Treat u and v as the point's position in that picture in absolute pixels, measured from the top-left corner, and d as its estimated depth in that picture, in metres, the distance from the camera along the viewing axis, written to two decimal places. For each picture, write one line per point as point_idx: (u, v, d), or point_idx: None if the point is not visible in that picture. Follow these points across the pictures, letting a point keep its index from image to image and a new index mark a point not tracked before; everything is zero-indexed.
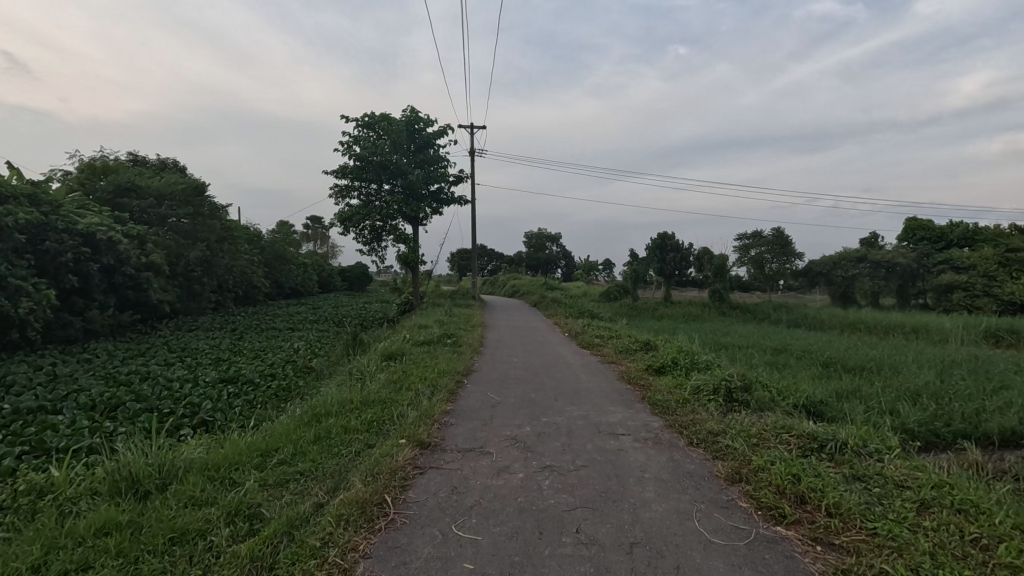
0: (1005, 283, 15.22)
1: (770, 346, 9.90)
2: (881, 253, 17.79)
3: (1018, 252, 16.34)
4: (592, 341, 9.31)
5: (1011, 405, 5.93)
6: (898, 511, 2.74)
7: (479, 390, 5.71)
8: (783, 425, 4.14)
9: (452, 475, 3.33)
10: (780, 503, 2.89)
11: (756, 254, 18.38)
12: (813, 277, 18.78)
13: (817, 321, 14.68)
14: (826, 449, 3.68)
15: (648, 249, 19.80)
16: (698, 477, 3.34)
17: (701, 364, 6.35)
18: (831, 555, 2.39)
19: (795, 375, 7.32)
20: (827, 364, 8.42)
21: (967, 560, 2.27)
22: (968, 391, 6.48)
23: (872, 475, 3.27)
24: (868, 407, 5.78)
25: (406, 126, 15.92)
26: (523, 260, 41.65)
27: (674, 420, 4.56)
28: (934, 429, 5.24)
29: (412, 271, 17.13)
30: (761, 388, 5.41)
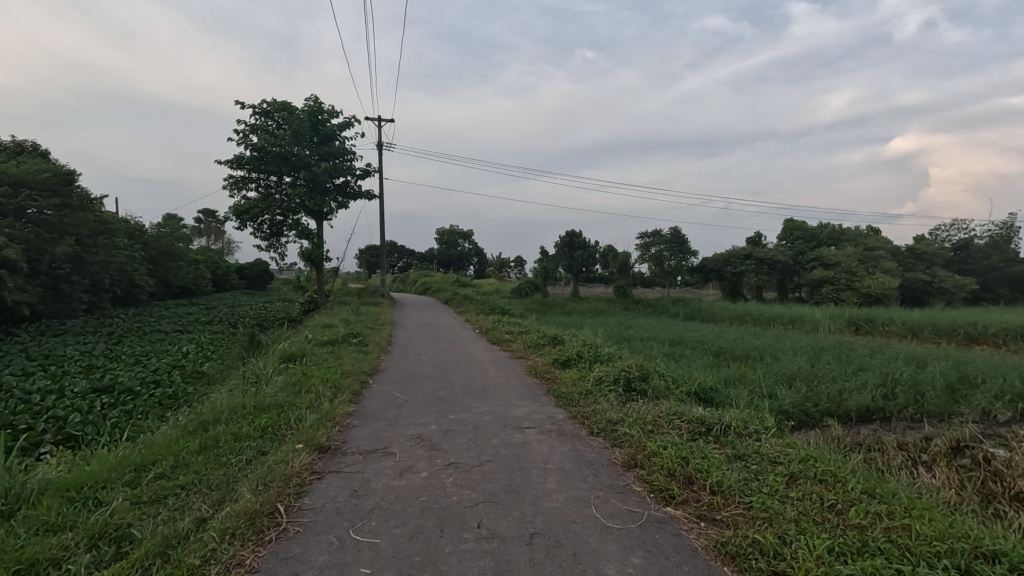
0: (864, 278, 17.25)
1: (668, 338, 10.53)
2: (765, 251, 19.43)
3: (874, 250, 18.56)
4: (502, 337, 9.40)
5: (866, 386, 6.73)
6: (771, 486, 3.01)
7: (385, 390, 5.57)
8: (675, 411, 4.42)
9: (351, 479, 3.22)
10: (670, 485, 3.07)
11: (656, 252, 19.47)
12: (707, 273, 20.18)
13: (710, 314, 15.81)
14: (712, 432, 3.97)
15: (557, 246, 20.24)
16: (597, 465, 3.47)
17: (604, 356, 6.62)
18: (712, 530, 2.58)
19: (690, 365, 7.84)
20: (718, 353, 9.11)
21: (825, 524, 2.54)
22: (833, 374, 7.28)
23: (750, 454, 3.57)
24: (751, 392, 6.32)
25: (309, 116, 15.19)
26: (436, 257, 41.21)
27: (576, 411, 4.71)
28: (805, 410, 5.84)
29: (317, 268, 16.36)
30: (657, 377, 5.74)
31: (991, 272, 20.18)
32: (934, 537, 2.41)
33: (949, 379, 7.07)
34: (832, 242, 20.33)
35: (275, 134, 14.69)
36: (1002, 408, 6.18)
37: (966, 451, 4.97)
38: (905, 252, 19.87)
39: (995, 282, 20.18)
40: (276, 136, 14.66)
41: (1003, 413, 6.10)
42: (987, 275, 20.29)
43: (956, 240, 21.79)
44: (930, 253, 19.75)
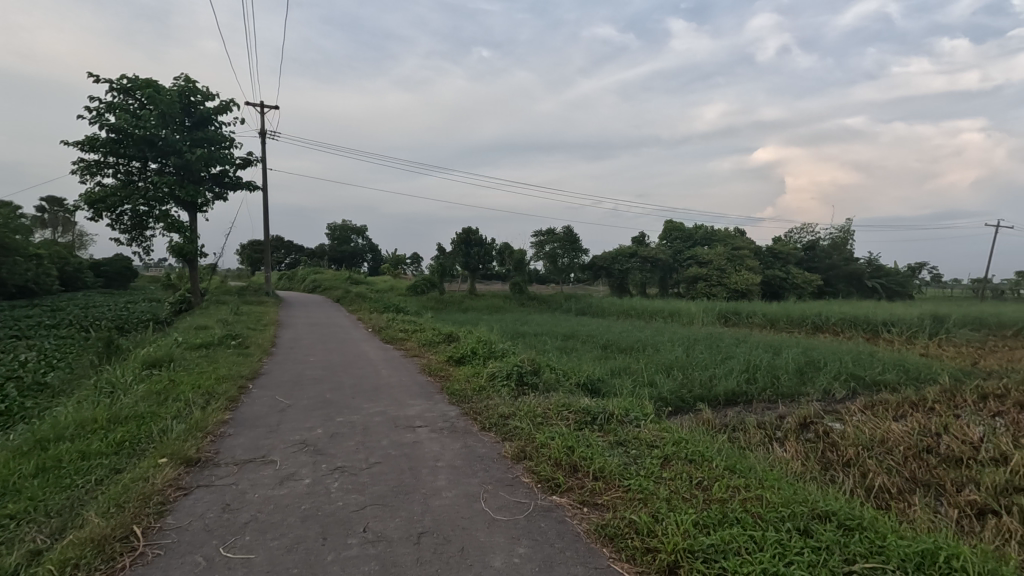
0: (732, 274, 19.07)
1: (560, 333, 10.92)
2: (648, 250, 20.75)
3: (739, 250, 20.59)
4: (396, 336, 9.20)
5: (732, 372, 7.46)
6: (648, 468, 3.23)
7: (267, 395, 5.21)
8: (563, 402, 4.59)
9: (224, 492, 2.97)
10: (556, 474, 3.19)
11: (550, 250, 20.07)
12: (597, 270, 21.31)
13: (599, 308, 16.64)
14: (597, 421, 4.18)
15: (453, 242, 20.10)
16: (488, 459, 3.52)
17: (497, 352, 6.72)
18: (593, 514, 2.72)
19: (580, 358, 8.19)
20: (606, 346, 9.61)
21: (693, 499, 2.77)
22: (704, 362, 7.99)
23: (630, 440, 3.80)
24: (634, 381, 6.75)
25: (179, 97, 13.78)
26: (327, 253, 39.37)
27: (469, 407, 4.74)
28: (681, 396, 6.34)
29: (190, 265, 14.92)
30: (548, 371, 5.93)
31: (832, 270, 23.26)
32: (779, 503, 2.73)
33: (798, 363, 8.03)
34: (705, 241, 22.06)
35: (138, 115, 13.16)
36: (838, 387, 7.14)
37: (810, 426, 5.69)
38: (765, 251, 22.25)
39: (834, 279, 23.27)
40: (139, 116, 13.12)
41: (840, 391, 7.05)
42: (828, 272, 23.35)
43: (806, 241, 24.79)
44: (785, 253, 22.28)
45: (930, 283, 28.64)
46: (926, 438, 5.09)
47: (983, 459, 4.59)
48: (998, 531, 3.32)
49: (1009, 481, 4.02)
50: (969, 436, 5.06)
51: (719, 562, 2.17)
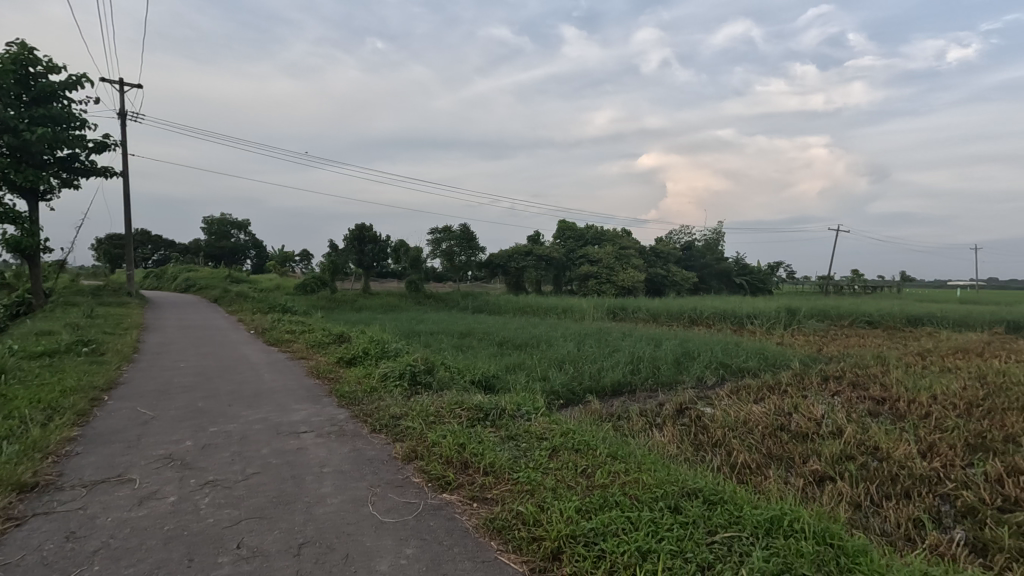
0: (619, 272, 20.23)
1: (457, 331, 10.92)
2: (542, 249, 21.36)
3: (626, 249, 21.88)
4: (281, 338, 8.65)
5: (618, 364, 7.91)
6: (537, 460, 3.33)
7: (125, 407, 4.67)
8: (456, 400, 4.59)
9: (69, 518, 2.62)
10: (446, 472, 3.18)
11: (447, 248, 19.95)
12: (494, 268, 21.55)
13: (496, 306, 16.84)
14: (488, 417, 4.23)
15: (346, 239, 19.37)
16: (377, 462, 3.42)
17: (391, 352, 6.57)
18: (482, 509, 2.75)
19: (475, 355, 8.24)
20: (501, 343, 9.75)
21: (578, 487, 2.90)
22: (594, 355, 8.38)
23: (521, 433, 3.90)
24: (528, 376, 6.92)
25: (12, 67, 11.88)
26: (203, 249, 36.09)
27: (359, 409, 4.58)
28: (572, 388, 6.62)
29: (30, 261, 12.95)
30: (442, 369, 5.90)
31: (706, 268, 25.46)
32: (654, 484, 2.94)
33: (676, 354, 8.69)
34: (596, 241, 23.01)
35: None
36: (709, 374, 7.84)
37: (685, 411, 6.19)
38: (649, 250, 23.80)
39: (708, 276, 25.48)
40: None
41: (711, 378, 7.74)
42: (703, 270, 25.52)
43: (684, 241, 26.90)
44: (666, 252, 23.99)
45: (785, 280, 32.35)
46: (780, 417, 5.74)
47: (823, 432, 5.26)
48: (834, 495, 3.82)
49: (842, 451, 4.65)
50: (813, 414, 5.77)
51: (598, 545, 2.29)
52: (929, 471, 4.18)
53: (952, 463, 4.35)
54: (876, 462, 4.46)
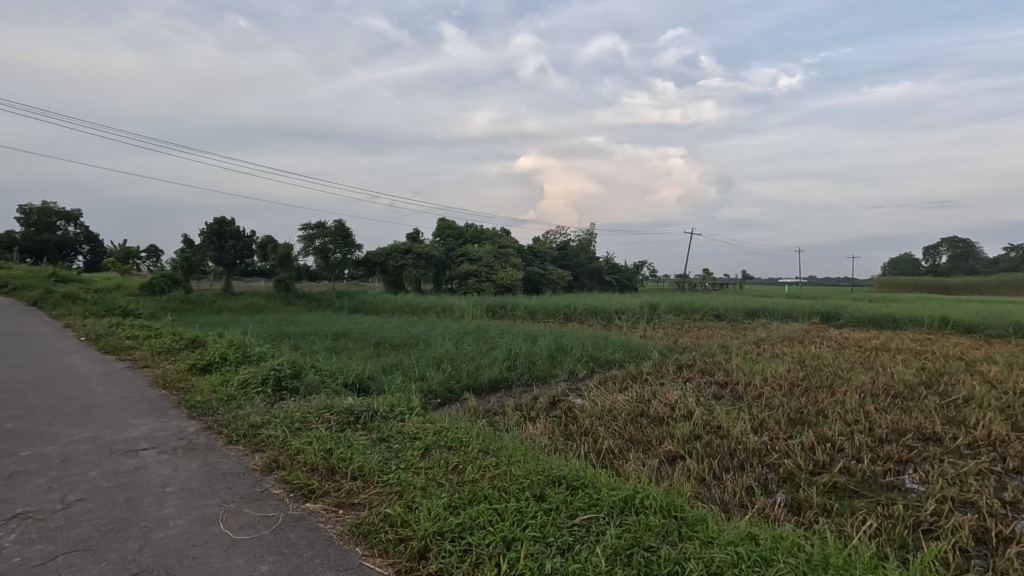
0: (498, 271, 20.71)
1: (331, 332, 10.41)
2: (422, 247, 21.12)
3: (505, 249, 22.39)
4: (120, 344, 7.63)
5: (495, 360, 8.06)
6: (408, 460, 3.28)
7: None
8: (325, 404, 4.38)
9: None
10: (310, 480, 3.02)
11: (320, 245, 18.97)
12: (371, 266, 20.80)
13: (374, 305, 16.35)
14: (359, 420, 4.10)
15: (203, 234, 17.61)
16: (232, 476, 3.16)
17: (253, 356, 6.09)
18: (348, 515, 2.65)
19: (350, 357, 7.93)
20: (378, 343, 9.48)
21: (449, 484, 2.91)
22: (472, 353, 8.48)
23: (393, 435, 3.82)
24: (404, 376, 6.81)
25: None
26: (18, 242, 30.62)
27: (213, 420, 4.19)
28: (449, 387, 6.63)
29: None
30: (311, 373, 5.59)
31: (579, 267, 26.88)
32: (522, 475, 3.05)
33: (551, 349, 9.07)
34: (475, 239, 23.07)
35: None
36: (580, 367, 8.28)
37: (557, 403, 6.48)
38: (527, 249, 24.57)
39: (582, 275, 26.86)
40: None
41: (581, 371, 8.19)
42: (577, 269, 26.84)
43: (559, 241, 28.17)
44: (543, 251, 24.88)
45: (648, 278, 35.13)
46: (641, 404, 6.22)
47: (676, 415, 5.79)
48: (684, 472, 4.23)
49: (691, 431, 5.16)
50: (669, 399, 6.34)
51: (465, 538, 2.33)
52: (759, 444, 4.79)
53: (777, 436, 5.03)
54: (718, 440, 5.01)
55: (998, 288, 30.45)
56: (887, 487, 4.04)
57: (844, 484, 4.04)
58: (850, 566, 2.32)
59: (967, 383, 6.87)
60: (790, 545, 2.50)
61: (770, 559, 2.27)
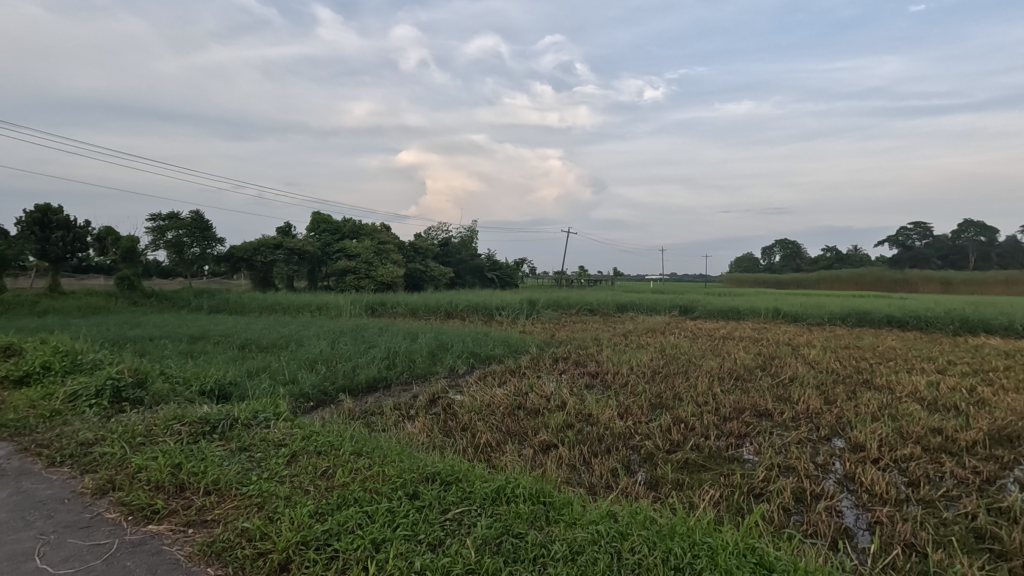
0: (378, 268, 20.37)
1: (186, 334, 9.39)
2: (294, 241, 19.83)
3: (385, 245, 21.82)
4: None
5: (373, 360, 7.82)
6: (272, 469, 3.08)
7: None
8: (175, 414, 3.96)
9: None
10: (154, 499, 2.72)
11: (173, 238, 16.97)
12: (236, 262, 18.96)
13: (238, 304, 15.07)
14: (217, 430, 3.76)
15: (19, 223, 14.75)
16: (54, 503, 2.74)
17: (85, 365, 5.31)
18: (199, 534, 2.43)
19: (209, 361, 7.24)
20: (243, 345, 8.75)
21: (316, 491, 2.78)
22: (348, 352, 8.16)
23: (256, 443, 3.56)
24: (273, 380, 6.36)
25: None
26: None
27: (31, 441, 3.60)
28: (323, 389, 6.32)
29: None
30: (160, 380, 5.02)
31: (462, 264, 26.98)
32: (394, 474, 3.00)
33: (431, 347, 8.99)
34: (353, 235, 22.11)
35: None
36: (460, 364, 8.33)
37: (437, 400, 6.46)
38: (408, 246, 24.13)
39: (464, 272, 26.96)
40: None
41: (462, 367, 8.23)
42: (459, 266, 26.88)
43: (441, 238, 28.06)
44: (424, 247, 24.57)
45: (528, 275, 36.21)
46: (518, 397, 6.40)
47: (552, 406, 6.05)
48: (557, 461, 4.43)
49: (564, 421, 5.42)
50: (545, 391, 6.59)
51: (332, 545, 2.24)
52: (624, 429, 5.16)
53: (639, 420, 5.46)
54: (588, 426, 5.32)
55: (817, 283, 35.70)
56: (729, 460, 4.56)
57: (693, 459, 4.49)
58: (692, 532, 2.59)
59: (792, 365, 7.98)
60: (644, 518, 2.73)
61: (625, 533, 2.46)
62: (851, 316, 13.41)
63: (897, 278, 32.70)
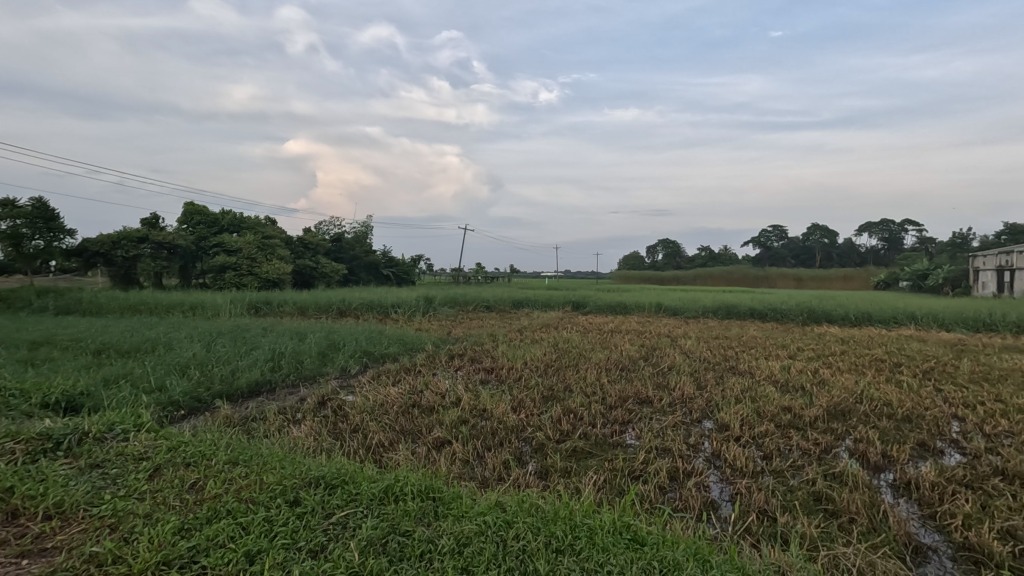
0: (262, 264, 19.09)
1: (25, 340, 8.14)
2: (162, 234, 17.92)
3: (269, 240, 20.50)
4: None
5: (255, 362, 7.31)
6: (129, 486, 2.78)
7: None
8: (6, 431, 3.43)
9: None
10: None
11: (9, 229, 14.46)
12: (90, 258, 16.69)
13: (94, 305, 13.33)
14: (61, 447, 3.32)
15: None
16: None
17: None
18: (37, 564, 2.14)
19: (55, 370, 6.35)
20: (98, 351, 7.77)
21: (183, 506, 2.56)
22: (226, 355, 7.55)
23: (111, 458, 3.20)
24: (136, 388, 5.74)
25: None
26: None
27: None
28: (196, 396, 5.80)
29: None
30: None
31: (355, 260, 26.06)
32: (274, 482, 2.85)
33: (320, 346, 8.59)
34: (233, 228, 20.41)
35: None
36: (352, 363, 8.04)
37: (326, 402, 6.19)
38: (296, 241, 22.85)
39: (357, 268, 26.07)
40: None
41: (354, 367, 7.95)
42: (352, 263, 25.90)
43: (332, 233, 26.89)
44: (314, 242, 23.35)
45: (425, 272, 35.77)
46: (413, 395, 6.32)
47: (447, 403, 6.04)
48: (450, 456, 4.44)
49: (458, 417, 5.44)
50: (440, 388, 6.57)
51: (199, 562, 2.09)
52: (516, 422, 5.29)
53: (532, 412, 5.62)
54: (482, 421, 5.39)
55: (694, 280, 39.03)
56: (613, 446, 4.83)
57: (581, 447, 4.71)
58: (573, 515, 2.73)
59: (670, 355, 8.64)
60: (530, 506, 2.83)
61: (511, 522, 2.54)
62: (721, 310, 14.78)
63: (759, 275, 37.07)
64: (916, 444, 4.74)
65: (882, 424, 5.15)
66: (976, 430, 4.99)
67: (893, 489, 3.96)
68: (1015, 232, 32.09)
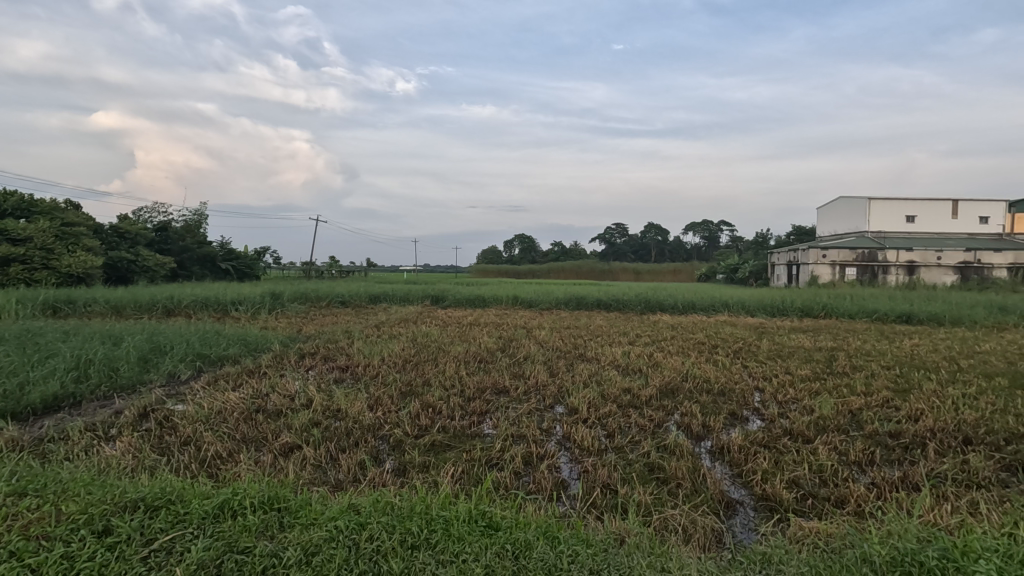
0: (61, 256, 16.28)
1: None
2: None
3: (69, 229, 17.38)
4: None
5: (53, 372, 6.15)
6: None
7: None
8: None
9: None
10: None
11: None
12: None
13: None
14: None
15: None
16: None
17: None
18: None
19: None
20: None
21: None
22: (10, 365, 6.23)
23: None
24: None
25: None
26: None
27: None
28: None
29: None
30: None
31: (186, 253, 23.15)
32: (74, 512, 2.42)
33: (141, 350, 7.50)
34: (20, 213, 16.80)
35: None
36: (182, 368, 7.15)
37: (150, 414, 5.42)
38: (107, 230, 19.65)
39: (188, 262, 23.23)
40: None
41: (184, 372, 7.08)
42: (182, 255, 22.98)
43: (155, 221, 23.53)
44: (131, 231, 20.29)
45: (271, 265, 33.02)
46: (256, 400, 5.80)
47: (296, 405, 5.64)
48: (300, 462, 4.16)
49: (309, 419, 5.11)
50: (288, 391, 6.13)
51: None
52: (373, 420, 5.13)
53: (389, 409, 5.47)
54: (336, 422, 5.13)
55: (548, 274, 41.11)
56: (471, 437, 4.91)
57: (439, 441, 4.70)
58: (429, 509, 2.71)
59: (526, 345, 9.03)
60: (385, 505, 2.75)
61: (365, 523, 2.45)
62: (572, 301, 15.72)
63: (604, 269, 40.41)
64: (729, 414, 5.52)
65: (703, 399, 5.90)
66: (772, 398, 5.94)
67: (711, 454, 4.56)
68: (800, 232, 38.76)
